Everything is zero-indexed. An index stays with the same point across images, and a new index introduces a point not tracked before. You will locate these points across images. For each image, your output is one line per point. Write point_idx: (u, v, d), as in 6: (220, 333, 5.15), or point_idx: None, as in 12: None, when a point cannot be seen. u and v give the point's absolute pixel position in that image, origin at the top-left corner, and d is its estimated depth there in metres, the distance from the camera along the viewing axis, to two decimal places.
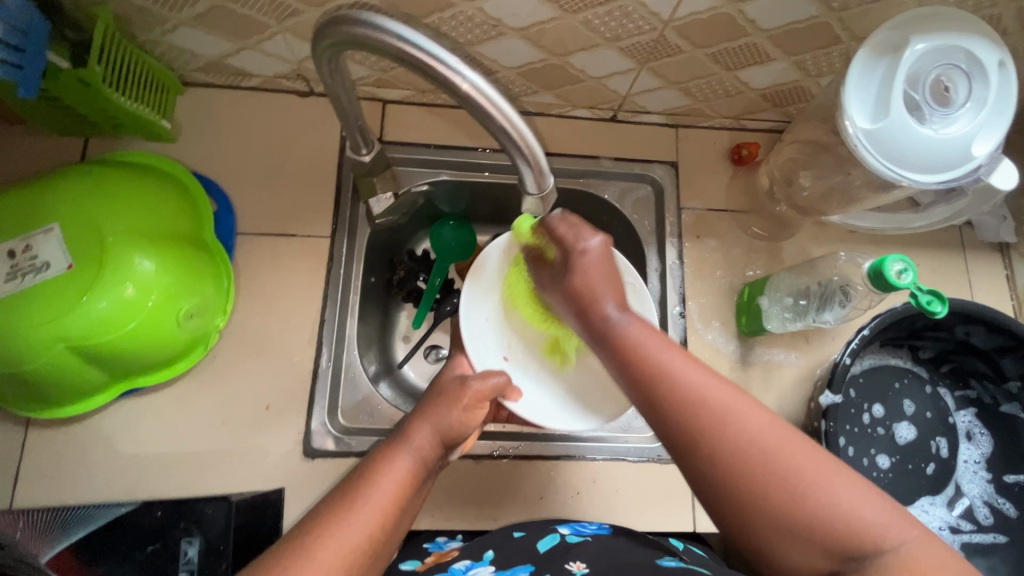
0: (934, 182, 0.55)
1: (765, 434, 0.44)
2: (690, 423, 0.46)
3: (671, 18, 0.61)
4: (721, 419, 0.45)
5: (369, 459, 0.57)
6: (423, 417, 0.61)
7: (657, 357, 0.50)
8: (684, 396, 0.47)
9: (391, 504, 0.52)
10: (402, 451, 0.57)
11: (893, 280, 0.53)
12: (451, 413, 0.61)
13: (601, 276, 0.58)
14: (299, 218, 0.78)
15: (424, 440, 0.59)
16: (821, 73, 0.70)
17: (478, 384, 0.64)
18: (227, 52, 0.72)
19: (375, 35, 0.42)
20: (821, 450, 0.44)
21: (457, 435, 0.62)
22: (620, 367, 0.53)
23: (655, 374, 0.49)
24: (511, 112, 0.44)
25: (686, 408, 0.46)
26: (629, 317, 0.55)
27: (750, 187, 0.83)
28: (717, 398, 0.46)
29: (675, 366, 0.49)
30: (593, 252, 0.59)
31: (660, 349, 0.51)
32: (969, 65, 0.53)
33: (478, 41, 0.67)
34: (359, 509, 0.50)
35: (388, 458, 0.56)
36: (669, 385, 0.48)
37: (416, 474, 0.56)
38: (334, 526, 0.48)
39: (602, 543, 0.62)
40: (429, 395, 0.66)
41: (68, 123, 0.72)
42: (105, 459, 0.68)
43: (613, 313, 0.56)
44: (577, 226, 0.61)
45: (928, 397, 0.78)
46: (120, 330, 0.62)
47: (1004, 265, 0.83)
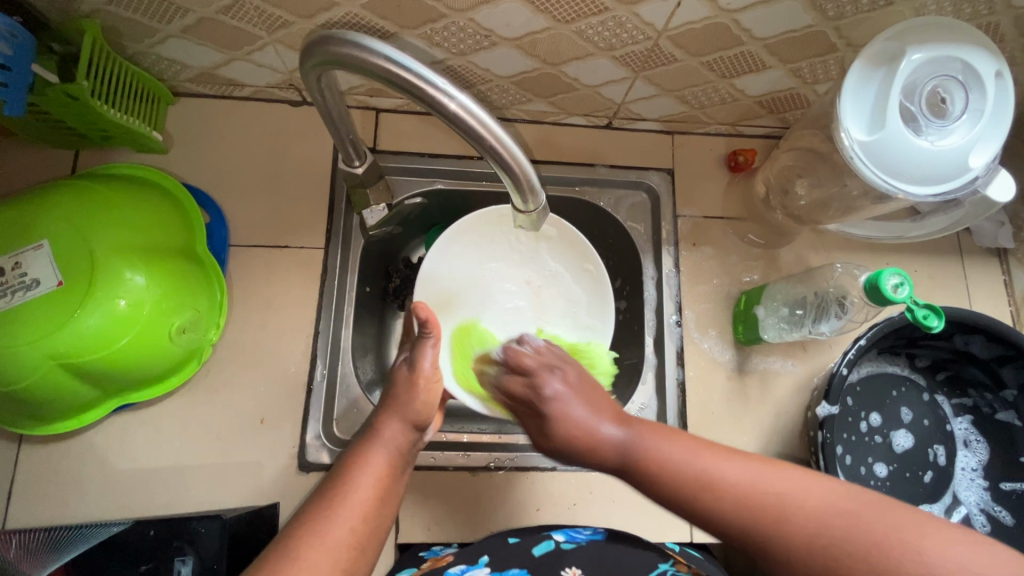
0: (929, 194, 0.55)
1: (829, 509, 0.45)
2: (746, 520, 0.47)
3: (666, 28, 0.61)
4: (777, 513, 0.46)
5: (341, 461, 0.57)
6: (389, 410, 0.60)
7: (689, 466, 0.51)
8: (730, 501, 0.48)
9: (368, 500, 0.53)
10: (374, 448, 0.57)
11: (890, 294, 0.52)
12: (414, 400, 0.60)
13: (583, 407, 0.58)
14: (293, 229, 0.77)
15: (395, 432, 0.58)
16: (817, 80, 0.69)
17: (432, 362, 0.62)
18: (218, 63, 0.72)
19: (364, 57, 0.42)
20: (893, 506, 0.44)
21: (430, 419, 0.62)
22: (660, 500, 0.52)
23: (691, 487, 0.50)
24: (501, 133, 0.43)
25: (741, 516, 0.47)
26: (633, 430, 0.56)
27: (747, 194, 0.82)
28: (762, 490, 0.48)
29: (715, 470, 0.50)
30: (562, 389, 0.59)
31: (689, 457, 0.51)
32: (966, 77, 0.52)
33: (471, 51, 0.66)
34: (336, 514, 0.51)
35: (359, 455, 0.56)
36: (706, 499, 0.49)
37: (391, 470, 0.57)
38: (314, 531, 0.49)
39: (598, 550, 0.62)
40: (384, 387, 0.64)
41: (58, 136, 0.71)
42: (99, 475, 0.68)
43: (618, 430, 0.56)
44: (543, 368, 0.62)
45: (926, 405, 0.78)
46: (113, 347, 0.62)
47: (1001, 270, 0.83)
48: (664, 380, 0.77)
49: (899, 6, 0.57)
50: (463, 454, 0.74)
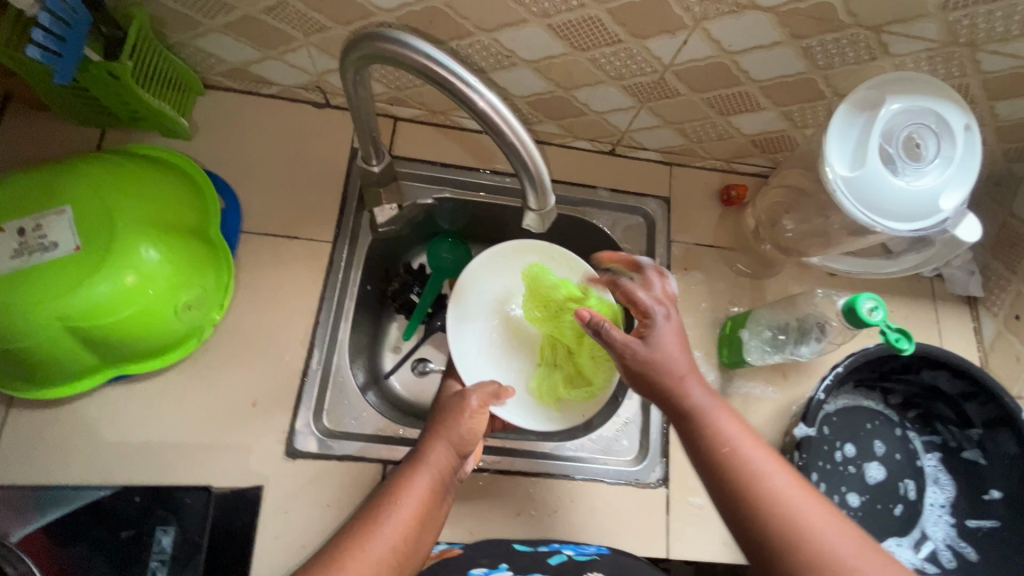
0: (905, 230, 0.60)
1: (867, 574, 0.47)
2: (777, 523, 0.50)
3: (672, 63, 0.66)
4: (815, 542, 0.48)
5: (388, 482, 0.60)
6: (435, 436, 0.64)
7: (753, 466, 0.53)
8: (772, 502, 0.51)
9: (411, 521, 0.56)
10: (420, 469, 0.60)
11: (865, 317, 0.56)
12: (462, 427, 0.64)
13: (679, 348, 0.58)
14: (304, 222, 0.80)
15: (441, 457, 0.62)
16: (806, 124, 0.75)
17: (477, 396, 0.69)
18: (251, 59, 0.76)
19: (400, 50, 0.46)
20: None
21: (474, 446, 0.65)
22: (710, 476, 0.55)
23: (752, 477, 0.52)
24: (521, 132, 0.48)
25: (790, 529, 0.49)
26: (716, 404, 0.57)
27: (737, 226, 0.87)
28: (819, 526, 0.49)
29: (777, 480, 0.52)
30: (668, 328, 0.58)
31: (754, 450, 0.54)
32: (939, 125, 0.58)
33: (492, 69, 0.71)
34: (379, 529, 0.54)
35: (406, 480, 0.59)
36: (760, 491, 0.51)
37: (434, 494, 0.59)
38: (358, 542, 0.52)
39: (609, 558, 0.66)
40: (432, 415, 0.69)
41: (88, 113, 0.74)
42: (84, 444, 0.68)
43: (705, 397, 0.57)
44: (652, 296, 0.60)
45: (898, 439, 0.81)
46: (119, 315, 0.63)
47: (971, 317, 0.87)
48: None
49: (880, 61, 0.63)
50: None
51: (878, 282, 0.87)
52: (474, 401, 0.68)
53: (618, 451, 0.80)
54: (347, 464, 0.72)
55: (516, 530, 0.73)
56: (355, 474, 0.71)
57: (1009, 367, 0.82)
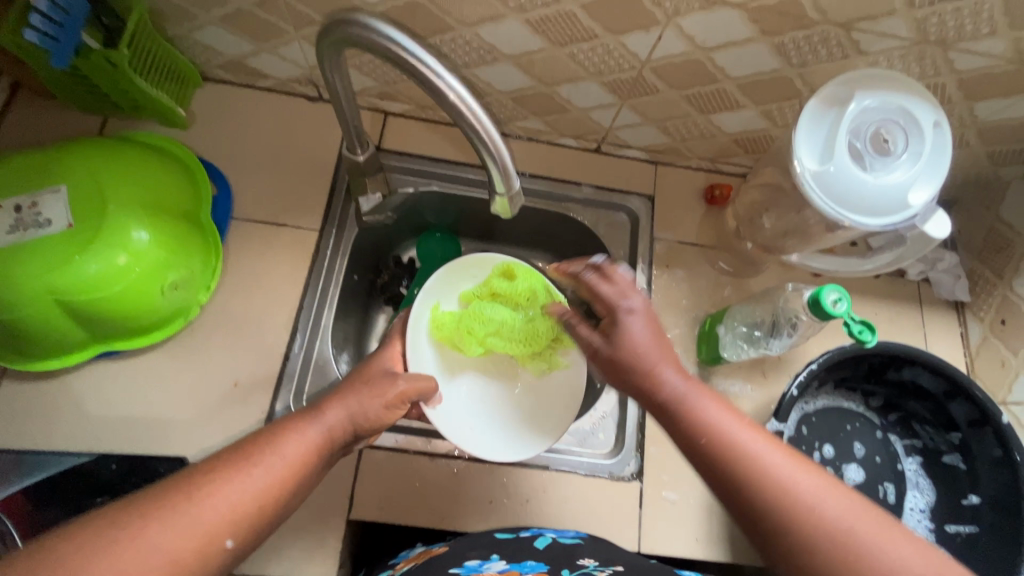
0: (875, 225, 0.60)
1: (844, 520, 0.44)
2: (772, 505, 0.45)
3: (648, 59, 0.68)
4: (793, 503, 0.45)
5: (271, 428, 0.53)
6: (341, 398, 0.57)
7: (734, 438, 0.49)
8: (748, 466, 0.47)
9: (275, 485, 0.49)
10: (311, 428, 0.54)
11: (829, 309, 0.59)
12: (370, 407, 0.58)
13: (646, 328, 0.56)
14: (293, 210, 0.82)
15: (337, 421, 0.56)
16: (786, 123, 0.76)
17: (405, 384, 0.62)
18: (246, 53, 0.79)
19: (369, 36, 0.48)
20: (900, 533, 0.44)
21: (375, 428, 0.59)
22: (686, 446, 0.51)
23: (735, 452, 0.48)
24: (482, 115, 0.49)
25: (767, 490, 0.46)
26: (694, 386, 0.53)
27: (720, 225, 0.87)
28: (800, 480, 0.46)
29: (753, 447, 0.48)
30: (639, 305, 0.56)
31: (735, 423, 0.50)
32: (906, 121, 0.59)
33: (474, 64, 0.73)
34: (249, 479, 0.48)
35: (293, 431, 0.53)
36: (744, 463, 0.47)
37: (311, 458, 0.53)
38: (220, 490, 0.46)
39: (594, 544, 0.64)
40: (351, 378, 0.62)
41: (91, 101, 0.78)
42: (71, 416, 0.70)
43: (678, 381, 0.53)
44: (621, 285, 0.57)
45: (878, 442, 0.81)
46: (106, 292, 0.65)
47: (959, 322, 0.86)
48: None
49: (854, 59, 0.64)
50: (426, 440, 0.76)
51: (863, 284, 0.86)
52: (400, 386, 0.62)
53: (594, 444, 0.80)
54: None
55: (488, 519, 0.74)
56: None
57: (995, 373, 0.81)
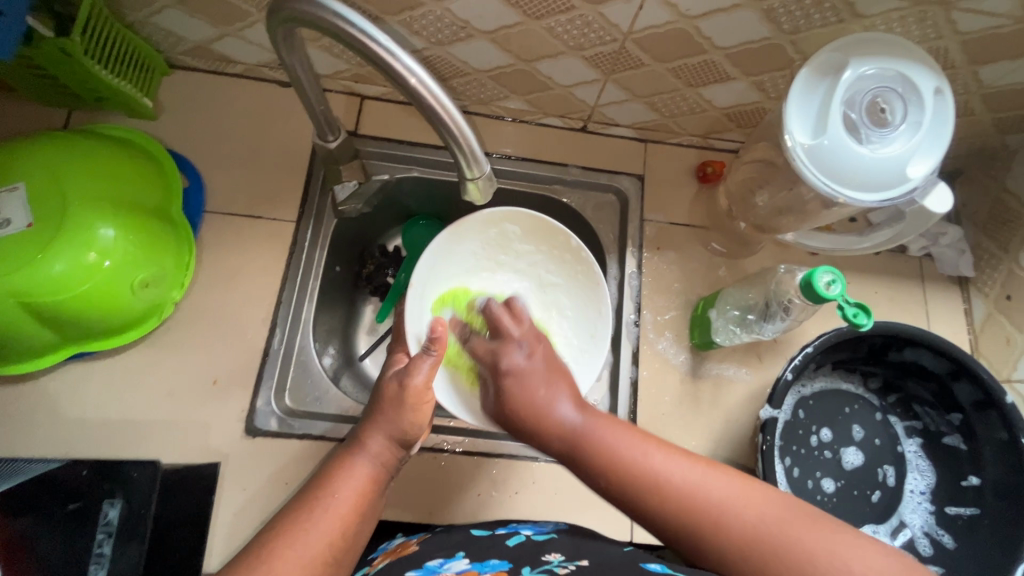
0: (871, 201, 0.57)
1: (758, 514, 0.45)
2: (685, 520, 0.46)
3: (631, 30, 0.64)
4: (706, 513, 0.46)
5: (324, 471, 0.56)
6: (374, 425, 0.58)
7: (635, 457, 0.50)
8: (656, 486, 0.48)
9: (348, 514, 0.52)
10: (360, 461, 0.56)
11: (822, 291, 0.57)
12: (402, 413, 0.58)
13: (539, 377, 0.58)
14: (268, 201, 0.80)
15: (380, 447, 0.58)
16: (780, 95, 0.72)
17: (420, 378, 0.59)
18: (211, 37, 0.76)
19: (319, 14, 0.45)
20: (821, 521, 0.45)
21: (418, 432, 0.60)
22: (592, 478, 0.51)
23: (631, 478, 0.49)
24: (442, 96, 0.46)
25: (674, 507, 0.47)
26: (591, 420, 0.54)
27: (713, 204, 0.84)
28: (703, 488, 0.47)
29: (658, 465, 0.49)
30: (519, 363, 0.61)
31: (627, 444, 0.51)
32: (905, 89, 0.55)
33: (448, 42, 0.70)
34: (314, 524, 0.50)
35: (344, 467, 0.56)
36: (648, 486, 0.48)
37: (374, 485, 0.56)
38: (288, 540, 0.48)
39: (569, 539, 0.59)
40: (370, 400, 0.62)
41: (52, 94, 0.75)
42: (48, 419, 0.69)
43: (574, 416, 0.55)
44: (505, 332, 0.66)
45: (878, 424, 0.78)
46: (71, 292, 0.63)
47: (962, 298, 0.83)
48: (617, 378, 0.78)
49: (848, 23, 0.60)
50: None
51: (862, 261, 0.83)
52: (421, 378, 0.59)
53: None
54: (306, 443, 0.71)
55: (476, 512, 0.72)
56: (312, 454, 0.71)
57: (1000, 350, 0.78)
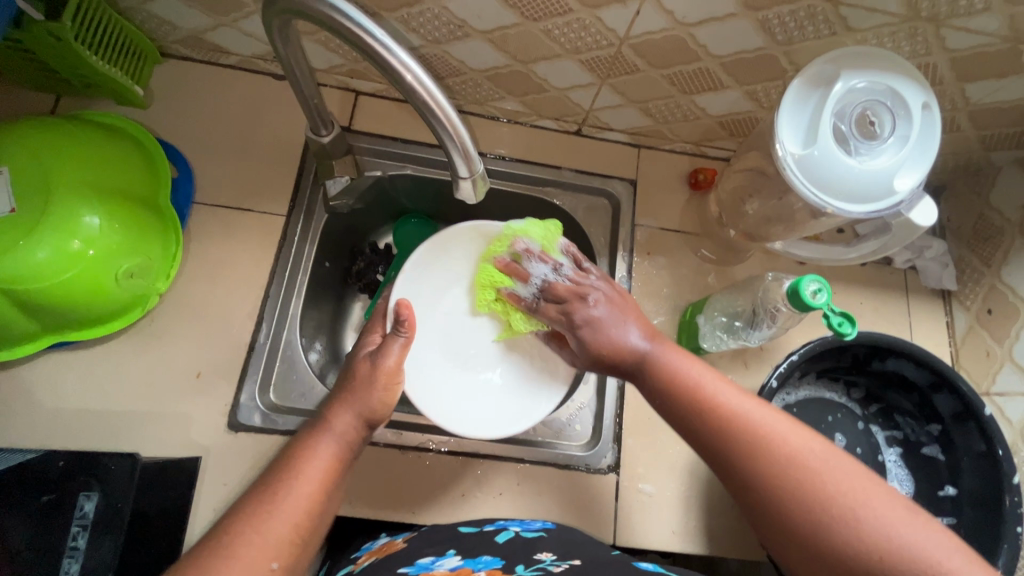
0: (858, 211, 0.58)
1: (808, 454, 0.47)
2: (734, 440, 0.50)
3: (627, 35, 0.64)
4: (758, 440, 0.49)
5: (286, 450, 0.54)
6: (344, 403, 0.57)
7: (704, 389, 0.53)
8: (717, 416, 0.51)
9: (315, 496, 0.51)
10: (323, 440, 0.54)
11: (809, 299, 0.58)
12: (371, 393, 0.58)
13: (616, 313, 0.62)
14: (258, 195, 0.79)
15: (346, 425, 0.56)
16: (772, 105, 0.73)
17: (391, 359, 0.60)
18: (205, 27, 0.75)
19: (314, 6, 0.45)
20: (874, 480, 0.46)
21: (387, 410, 0.60)
22: (658, 394, 0.56)
23: (696, 396, 0.53)
24: (437, 93, 0.46)
25: (726, 431, 0.50)
26: (661, 345, 0.58)
27: (704, 211, 0.85)
28: (761, 422, 0.50)
29: (726, 399, 0.52)
30: (602, 311, 0.62)
31: (695, 374, 0.55)
32: (894, 103, 0.56)
33: (445, 40, 0.70)
34: (278, 506, 0.48)
35: (307, 446, 0.54)
36: (704, 410, 0.52)
37: (340, 464, 0.55)
38: (255, 521, 0.47)
39: (560, 538, 0.60)
40: (339, 378, 0.61)
41: (41, 78, 0.74)
42: (25, 409, 0.68)
43: (644, 342, 0.59)
44: (577, 278, 0.65)
45: (860, 433, 0.79)
46: (53, 280, 0.62)
47: (944, 311, 0.84)
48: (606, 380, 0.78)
49: (841, 37, 0.61)
50: (396, 433, 0.73)
51: (849, 272, 0.84)
52: (388, 363, 0.60)
53: (570, 436, 0.78)
54: (290, 440, 0.70)
55: (459, 512, 0.72)
56: None
57: (980, 363, 0.79)
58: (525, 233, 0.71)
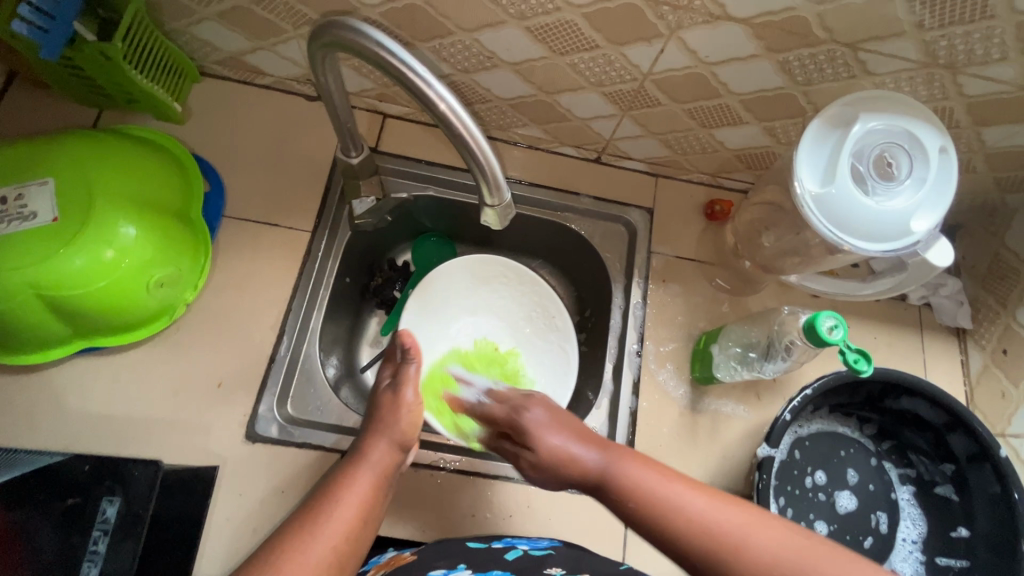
0: (875, 250, 0.59)
1: (778, 548, 0.47)
2: (709, 554, 0.49)
3: (651, 72, 0.66)
4: (733, 545, 0.48)
5: (326, 483, 0.58)
6: (376, 434, 0.62)
7: (660, 496, 0.53)
8: (686, 528, 0.50)
9: (353, 518, 0.54)
10: (361, 471, 0.58)
11: (824, 335, 0.59)
12: (395, 420, 0.63)
13: (562, 429, 0.62)
14: (285, 210, 0.81)
15: (381, 453, 0.61)
16: (789, 141, 0.75)
17: (411, 389, 0.65)
18: (245, 49, 0.78)
19: (359, 40, 0.47)
20: (837, 550, 0.47)
21: (414, 439, 0.64)
22: (619, 511, 0.55)
23: (658, 505, 0.52)
24: (471, 125, 0.48)
25: (697, 537, 0.49)
26: (611, 454, 0.58)
27: (719, 241, 0.86)
28: (724, 519, 0.50)
29: (682, 501, 0.52)
30: (538, 415, 0.64)
31: (661, 482, 0.54)
32: (911, 146, 0.57)
33: (474, 70, 0.72)
34: (319, 531, 0.51)
35: (347, 476, 0.58)
36: (687, 529, 0.50)
37: (377, 490, 0.58)
38: (297, 542, 0.50)
39: (568, 556, 0.61)
40: (366, 414, 0.66)
41: (86, 93, 0.77)
42: (52, 411, 0.69)
43: (594, 456, 0.59)
44: (517, 408, 0.66)
45: (872, 469, 0.79)
46: (89, 288, 0.64)
47: (959, 349, 0.84)
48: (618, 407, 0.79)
49: (859, 80, 0.62)
50: None
51: (863, 307, 0.85)
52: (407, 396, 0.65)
53: None
54: (305, 452, 0.71)
55: (468, 532, 0.72)
56: (311, 463, 0.71)
57: (994, 404, 0.79)
58: (462, 363, 0.84)
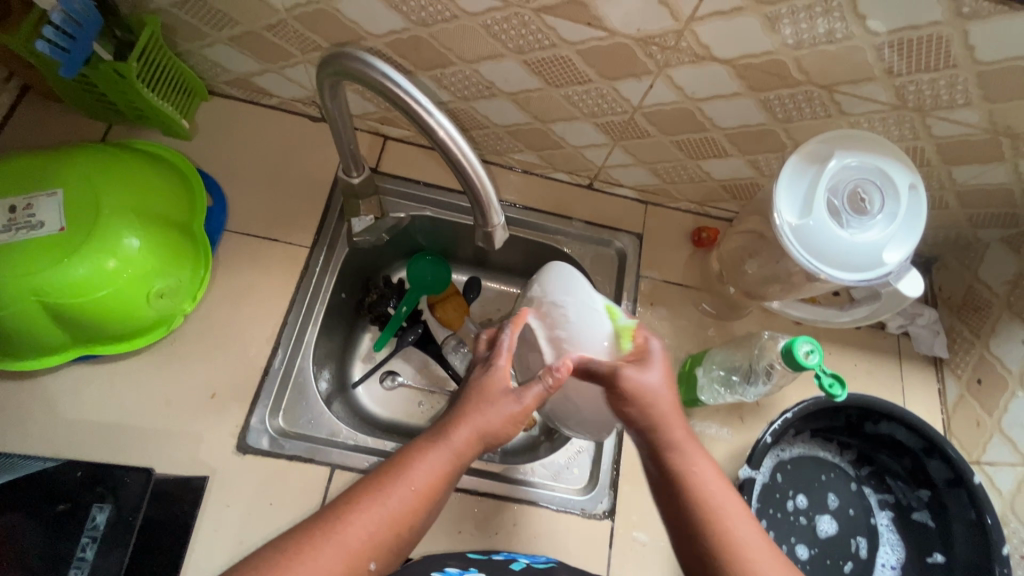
0: (850, 280, 0.62)
1: None
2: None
3: (641, 105, 0.70)
4: None
5: (406, 449, 0.55)
6: (467, 416, 0.56)
7: (725, 521, 0.54)
8: (727, 545, 0.53)
9: (418, 502, 0.52)
10: (439, 450, 0.54)
11: (801, 359, 0.61)
12: (489, 424, 0.56)
13: (667, 408, 0.59)
14: (286, 226, 0.84)
15: (464, 439, 0.55)
16: (771, 173, 0.78)
17: (527, 394, 0.57)
18: (253, 72, 0.82)
19: (366, 71, 0.50)
20: None
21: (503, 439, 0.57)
22: (670, 499, 0.57)
23: (716, 523, 0.54)
24: (468, 152, 0.51)
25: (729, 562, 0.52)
26: (699, 459, 0.57)
27: (705, 267, 0.89)
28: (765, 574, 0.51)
29: (739, 533, 0.53)
30: (650, 385, 0.59)
31: (735, 514, 0.54)
32: (883, 182, 0.61)
33: (473, 97, 0.76)
34: (386, 506, 0.51)
35: (424, 455, 0.54)
36: (732, 561, 0.52)
37: (451, 475, 0.55)
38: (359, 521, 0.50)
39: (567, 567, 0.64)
40: (474, 378, 0.59)
41: (97, 107, 0.80)
42: (44, 418, 0.70)
43: (684, 439, 0.58)
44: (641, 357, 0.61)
45: (853, 494, 0.80)
46: (90, 296, 0.66)
47: (937, 378, 0.86)
48: None
49: (836, 119, 0.66)
50: None
51: (844, 335, 0.88)
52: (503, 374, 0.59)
53: (568, 479, 0.80)
54: (294, 465, 0.72)
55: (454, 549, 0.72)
56: (299, 476, 0.72)
57: (970, 432, 0.81)
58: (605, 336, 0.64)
